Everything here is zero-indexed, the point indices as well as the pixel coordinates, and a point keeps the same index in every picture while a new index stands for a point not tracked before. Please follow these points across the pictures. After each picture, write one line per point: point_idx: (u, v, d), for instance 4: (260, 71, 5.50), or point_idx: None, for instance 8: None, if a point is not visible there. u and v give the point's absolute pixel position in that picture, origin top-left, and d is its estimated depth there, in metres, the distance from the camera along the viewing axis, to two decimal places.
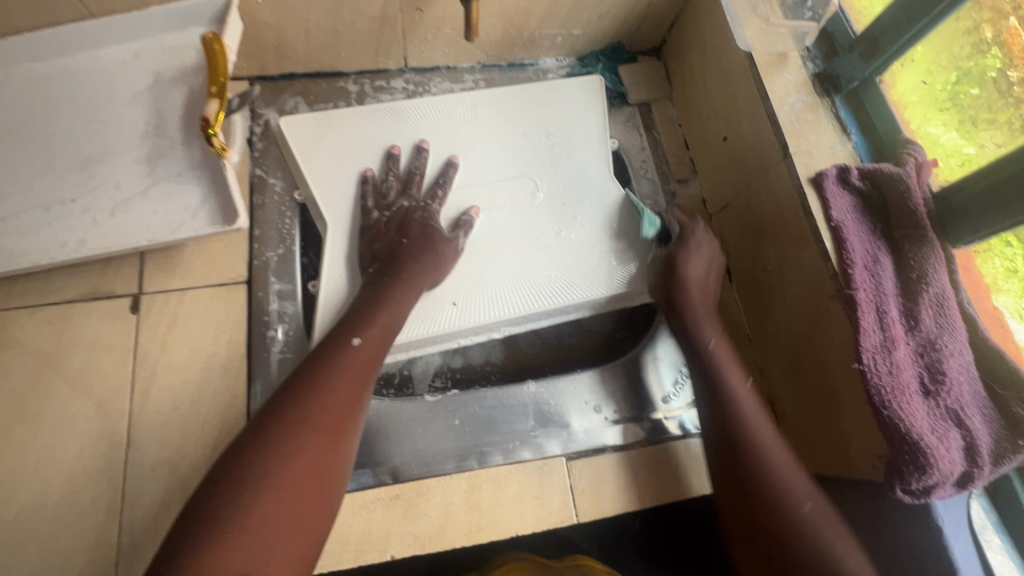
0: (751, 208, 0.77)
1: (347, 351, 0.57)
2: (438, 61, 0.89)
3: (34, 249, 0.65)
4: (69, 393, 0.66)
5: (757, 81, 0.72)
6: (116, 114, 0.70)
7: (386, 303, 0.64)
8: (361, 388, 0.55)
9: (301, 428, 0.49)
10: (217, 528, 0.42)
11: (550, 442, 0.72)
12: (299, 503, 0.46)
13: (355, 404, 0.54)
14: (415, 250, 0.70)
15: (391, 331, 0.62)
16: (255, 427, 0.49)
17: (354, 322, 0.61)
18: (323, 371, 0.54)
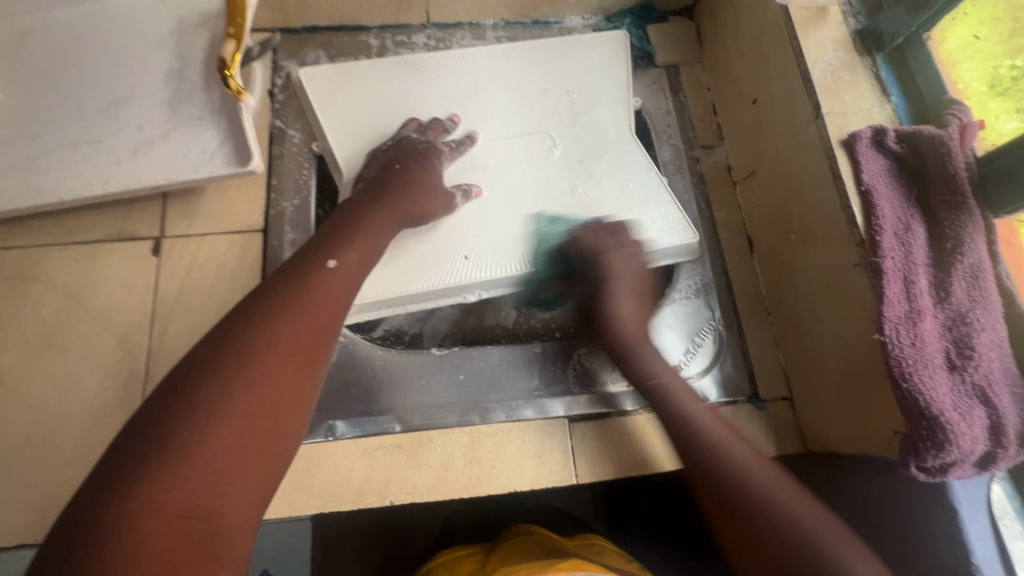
0: (777, 173, 0.73)
1: (317, 275, 0.56)
2: (461, 16, 0.87)
3: (63, 186, 0.67)
4: (92, 328, 0.69)
5: (791, 36, 0.68)
6: (141, 58, 0.71)
7: (362, 230, 0.63)
8: (332, 316, 0.55)
9: (267, 355, 0.49)
10: (173, 448, 0.43)
11: (552, 402, 0.71)
12: (259, 432, 0.46)
13: (325, 332, 0.53)
14: (405, 186, 0.69)
15: (368, 261, 0.61)
16: (210, 348, 0.48)
17: (326, 244, 0.59)
18: (295, 296, 0.53)
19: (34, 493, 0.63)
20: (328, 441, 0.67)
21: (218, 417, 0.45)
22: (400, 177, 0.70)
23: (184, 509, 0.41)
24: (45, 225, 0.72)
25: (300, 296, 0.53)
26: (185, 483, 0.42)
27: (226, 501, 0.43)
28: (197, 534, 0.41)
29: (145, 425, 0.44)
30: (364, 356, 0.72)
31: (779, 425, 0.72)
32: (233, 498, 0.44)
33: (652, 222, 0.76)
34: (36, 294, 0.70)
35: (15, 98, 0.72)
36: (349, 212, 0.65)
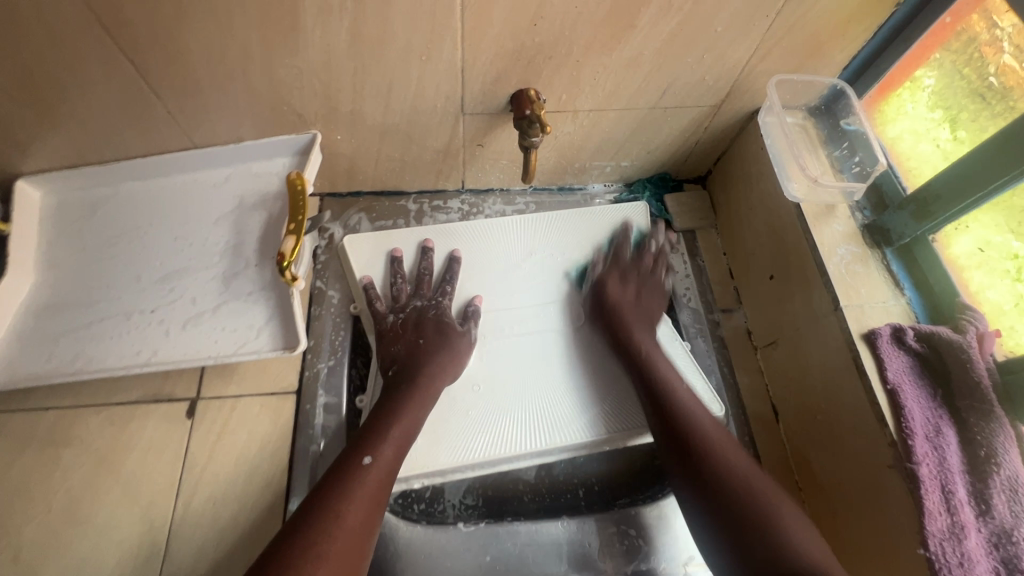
0: (799, 351, 0.76)
1: (356, 476, 0.60)
2: (494, 184, 0.94)
3: (112, 355, 0.70)
4: (119, 497, 0.69)
5: (804, 229, 0.74)
6: (201, 233, 0.77)
7: (395, 420, 0.67)
8: (375, 511, 0.59)
9: (318, 562, 0.52)
10: None
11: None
12: None
13: (368, 529, 0.58)
14: (420, 352, 0.74)
15: (403, 449, 0.66)
16: (267, 559, 0.53)
17: (364, 436, 0.65)
18: (343, 493, 0.58)
19: None
20: None
21: None
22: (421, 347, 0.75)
23: None
24: (85, 387, 0.74)
25: (344, 500, 0.58)
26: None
27: None
28: None
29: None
30: (389, 531, 0.71)
31: None
32: None
33: None
34: (68, 460, 0.70)
35: (80, 265, 0.77)
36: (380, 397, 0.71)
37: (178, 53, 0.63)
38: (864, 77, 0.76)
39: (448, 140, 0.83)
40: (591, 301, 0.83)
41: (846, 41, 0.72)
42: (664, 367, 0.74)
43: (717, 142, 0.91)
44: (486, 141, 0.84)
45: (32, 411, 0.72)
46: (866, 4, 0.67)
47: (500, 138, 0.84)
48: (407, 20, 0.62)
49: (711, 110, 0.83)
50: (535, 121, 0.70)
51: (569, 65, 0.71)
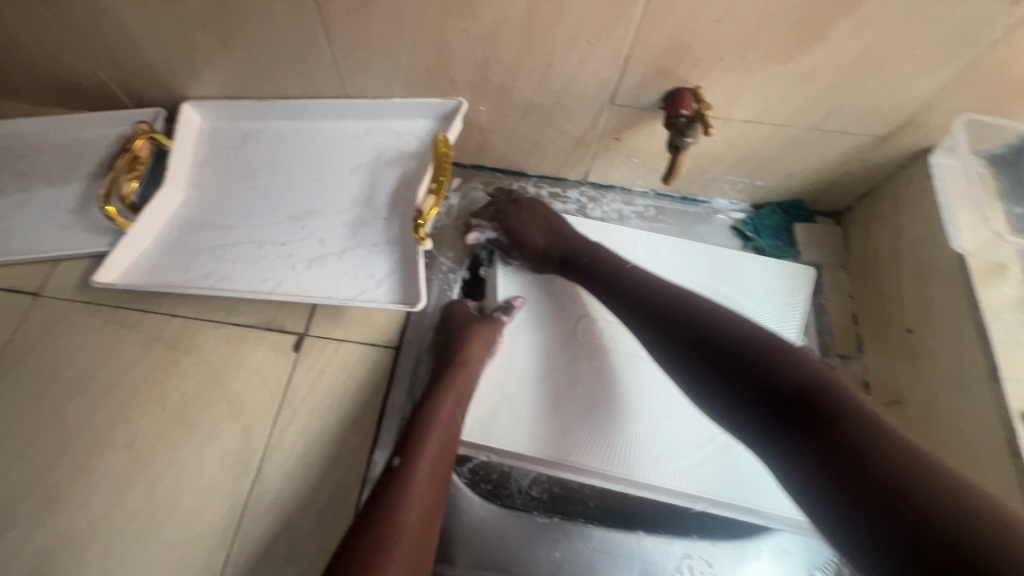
0: (932, 416, 0.69)
1: (405, 482, 0.56)
2: (616, 181, 0.92)
3: (241, 278, 0.74)
4: (222, 412, 0.72)
5: (967, 286, 0.67)
6: (337, 179, 0.80)
7: (438, 426, 0.61)
8: (430, 508, 0.56)
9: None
10: None
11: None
12: None
13: (427, 529, 0.54)
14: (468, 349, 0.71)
15: (446, 454, 0.61)
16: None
17: (402, 440, 0.60)
18: (383, 502, 0.54)
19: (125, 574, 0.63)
20: None
21: None
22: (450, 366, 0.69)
23: None
24: (210, 302, 0.79)
25: (390, 507, 0.53)
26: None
27: None
28: None
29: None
30: (463, 502, 0.70)
31: None
32: None
33: None
34: (185, 365, 0.75)
35: (224, 190, 0.82)
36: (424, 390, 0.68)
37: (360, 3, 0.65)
38: None
39: (587, 129, 0.81)
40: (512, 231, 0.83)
41: None
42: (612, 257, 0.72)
43: (868, 177, 0.84)
44: (624, 135, 0.81)
45: (161, 315, 0.77)
46: None
47: (640, 135, 0.81)
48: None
49: (874, 141, 0.76)
50: (697, 121, 0.67)
51: (738, 69, 0.68)
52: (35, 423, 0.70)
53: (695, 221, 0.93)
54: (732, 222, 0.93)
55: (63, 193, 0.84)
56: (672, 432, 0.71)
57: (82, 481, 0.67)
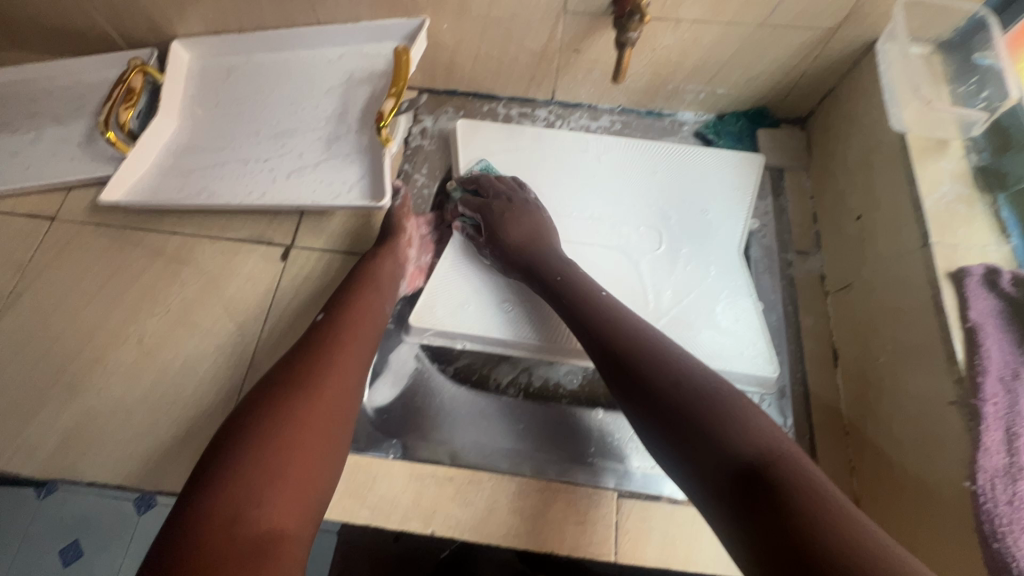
0: (874, 291, 0.72)
1: (331, 337, 0.65)
2: (582, 99, 0.96)
3: (229, 192, 0.81)
4: (218, 312, 0.80)
5: (906, 163, 0.69)
6: (313, 100, 0.86)
7: (364, 299, 0.70)
8: (353, 350, 0.65)
9: (290, 390, 0.58)
10: (219, 479, 0.50)
11: (592, 470, 0.72)
12: (302, 453, 0.54)
13: (350, 365, 0.64)
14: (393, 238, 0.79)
15: (371, 311, 0.70)
16: (249, 400, 0.58)
17: (328, 303, 0.70)
18: (308, 343, 0.64)
19: (139, 446, 0.72)
20: (389, 458, 0.71)
21: (256, 447, 0.52)
22: (376, 253, 0.77)
23: (255, 532, 0.48)
24: (205, 220, 0.86)
25: (314, 347, 0.63)
26: (245, 519, 0.48)
27: (261, 508, 0.49)
28: (240, 536, 0.47)
29: (188, 503, 0.49)
30: (433, 385, 0.77)
31: None
32: (267, 507, 0.49)
33: (730, 332, 0.73)
34: (185, 275, 0.83)
35: (213, 118, 0.89)
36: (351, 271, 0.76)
37: None
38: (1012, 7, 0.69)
39: (546, 42, 0.85)
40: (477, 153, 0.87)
41: None
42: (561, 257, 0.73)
43: (825, 77, 0.86)
44: (582, 47, 0.85)
45: (162, 233, 0.85)
46: None
47: (597, 46, 0.84)
48: None
49: (824, 35, 0.78)
50: (636, 14, 0.71)
51: None
52: (56, 325, 0.79)
53: (661, 133, 0.96)
54: (697, 133, 0.96)
55: (71, 130, 0.92)
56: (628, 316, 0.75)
57: (99, 372, 0.76)
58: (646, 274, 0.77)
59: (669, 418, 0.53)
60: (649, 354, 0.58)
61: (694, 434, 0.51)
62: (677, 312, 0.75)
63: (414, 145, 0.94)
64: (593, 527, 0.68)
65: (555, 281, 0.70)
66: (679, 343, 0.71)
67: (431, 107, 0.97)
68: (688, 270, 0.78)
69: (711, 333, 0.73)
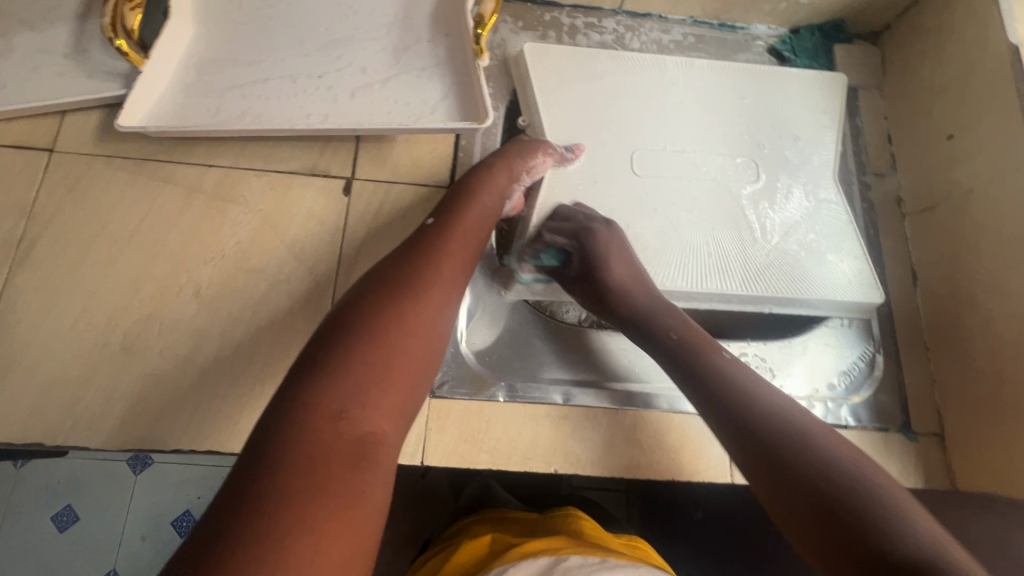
0: (968, 212, 0.73)
1: (439, 238, 0.59)
2: (654, 8, 0.87)
3: (280, 114, 0.69)
4: (282, 256, 0.71)
5: (1017, 81, 0.69)
6: (365, 3, 0.73)
7: (471, 203, 0.64)
8: (460, 262, 0.59)
9: (402, 291, 0.52)
10: (327, 370, 0.45)
11: (666, 396, 0.71)
12: (407, 362, 0.49)
13: (458, 276, 0.57)
14: (512, 155, 0.70)
15: (477, 224, 0.63)
16: (361, 290, 0.53)
17: (439, 208, 0.64)
18: (416, 244, 0.58)
19: (221, 406, 0.65)
20: (499, 401, 0.68)
21: (365, 343, 0.47)
22: (489, 163, 0.69)
23: (357, 435, 0.43)
24: (246, 150, 0.74)
25: (421, 250, 0.57)
26: (352, 416, 0.44)
27: (367, 411, 0.45)
28: (345, 436, 0.43)
29: (295, 385, 0.45)
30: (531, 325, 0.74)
31: (929, 458, 0.73)
32: (371, 410, 0.45)
33: (824, 268, 0.75)
34: (234, 215, 0.72)
35: (237, 24, 0.74)
36: (463, 180, 0.68)
37: None
38: None
39: None
40: (555, 74, 0.79)
41: None
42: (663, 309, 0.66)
43: None
44: None
45: (196, 166, 0.73)
46: None
47: None
48: None
49: None
50: None
51: None
52: (89, 278, 0.67)
53: (734, 48, 0.90)
54: (770, 48, 0.91)
55: (51, 38, 0.74)
56: (730, 250, 0.74)
57: (155, 330, 0.66)
58: (744, 211, 0.76)
59: (801, 487, 0.48)
60: (784, 432, 0.52)
61: (831, 508, 0.46)
62: (776, 248, 0.75)
63: None
64: (710, 453, 0.69)
65: (674, 345, 0.63)
66: (785, 283, 0.73)
67: None
68: (790, 204, 0.77)
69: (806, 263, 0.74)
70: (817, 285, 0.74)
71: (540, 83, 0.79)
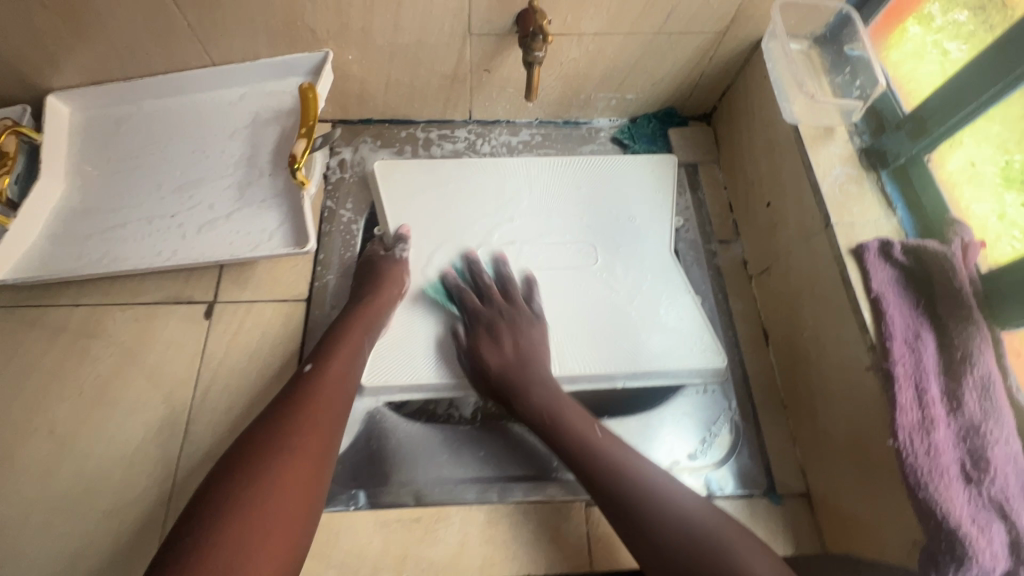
0: (791, 272, 0.77)
1: (314, 387, 0.63)
2: (500, 115, 0.97)
3: (135, 255, 0.75)
4: (141, 385, 0.74)
5: (801, 152, 0.75)
6: (217, 146, 0.81)
7: (346, 345, 0.69)
8: (336, 408, 0.62)
9: (274, 454, 0.54)
10: (193, 560, 0.46)
11: (571, 484, 0.72)
12: (285, 529, 0.50)
13: (335, 424, 0.61)
14: (383, 287, 0.76)
15: (353, 364, 0.67)
16: (230, 457, 0.54)
17: (314, 352, 0.67)
18: (291, 397, 0.61)
19: (67, 545, 0.66)
20: (350, 510, 0.69)
21: (238, 521, 0.49)
22: (364, 298, 0.75)
23: None
24: (112, 287, 0.79)
25: (296, 404, 0.60)
26: None
27: None
28: None
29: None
30: (389, 425, 0.75)
31: (797, 523, 0.72)
32: None
33: (666, 340, 0.78)
34: (96, 350, 0.76)
35: (106, 176, 0.82)
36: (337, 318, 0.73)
37: None
38: (871, 2, 0.76)
39: (456, 64, 0.85)
40: (403, 187, 0.87)
41: None
42: (546, 392, 0.70)
43: (721, 75, 0.91)
44: (493, 67, 0.86)
45: (63, 308, 0.78)
46: None
47: (507, 64, 0.85)
48: None
49: (715, 38, 0.83)
50: (539, 34, 0.71)
51: None
52: None
53: (580, 141, 0.99)
54: (613, 137, 0.99)
55: None
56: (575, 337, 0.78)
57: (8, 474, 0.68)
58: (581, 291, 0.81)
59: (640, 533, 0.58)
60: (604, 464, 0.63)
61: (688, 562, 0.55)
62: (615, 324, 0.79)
63: (334, 181, 0.91)
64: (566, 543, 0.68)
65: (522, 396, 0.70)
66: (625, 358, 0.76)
67: (342, 139, 0.94)
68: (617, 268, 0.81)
69: (647, 336, 0.78)
70: (659, 356, 0.77)
71: (388, 197, 0.86)
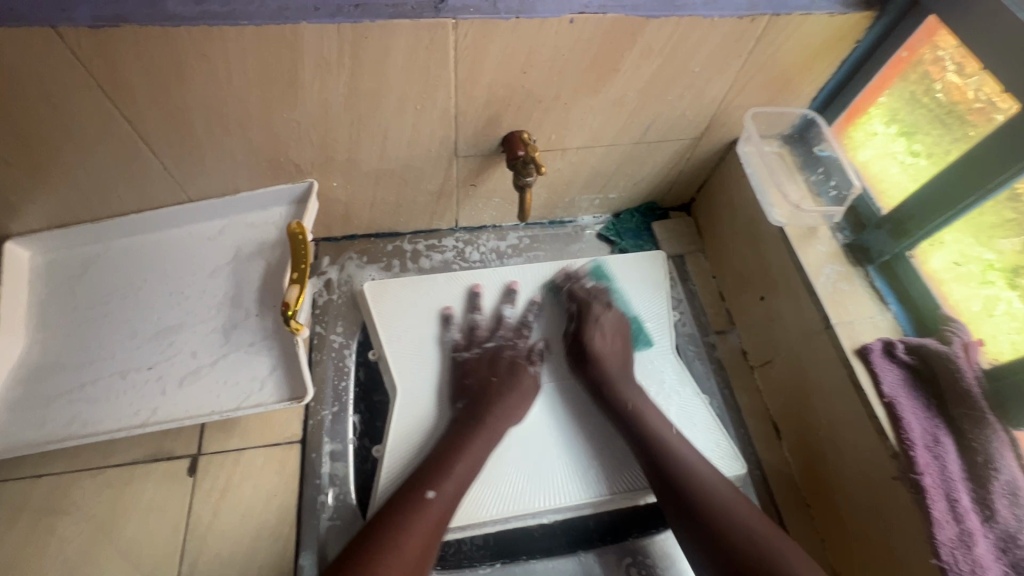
0: (796, 368, 0.78)
1: (418, 514, 0.63)
2: (486, 221, 0.96)
3: (109, 417, 0.69)
4: (118, 565, 0.66)
5: (790, 251, 0.77)
6: (197, 287, 0.78)
7: (458, 467, 0.68)
8: (433, 542, 0.62)
9: None
10: None
11: None
12: None
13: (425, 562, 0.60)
14: (512, 399, 0.76)
15: (461, 492, 0.67)
16: None
17: (431, 473, 0.67)
18: (402, 523, 0.61)
19: None
20: None
21: None
22: (493, 412, 0.74)
23: None
24: (80, 450, 0.72)
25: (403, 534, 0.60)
26: None
27: None
28: None
29: None
30: None
31: None
32: None
33: None
34: (63, 528, 0.67)
35: (71, 325, 0.76)
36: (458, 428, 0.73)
37: (178, 108, 0.64)
38: (832, 106, 0.81)
39: (442, 182, 0.84)
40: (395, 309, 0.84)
41: (814, 76, 0.76)
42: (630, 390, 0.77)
43: (699, 172, 0.94)
44: (479, 181, 0.86)
45: (24, 481, 0.69)
46: (829, 44, 0.71)
47: (493, 178, 0.86)
48: (402, 74, 0.65)
49: (692, 142, 0.86)
50: (529, 162, 0.74)
51: (557, 107, 0.74)
52: None
53: (567, 241, 1.00)
54: (599, 233, 1.01)
55: None
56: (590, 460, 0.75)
57: None
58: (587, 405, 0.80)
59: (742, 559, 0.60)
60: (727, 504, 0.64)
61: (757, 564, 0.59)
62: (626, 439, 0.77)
63: (320, 305, 0.87)
64: None
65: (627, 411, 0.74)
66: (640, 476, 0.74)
67: (325, 260, 0.91)
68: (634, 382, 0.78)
69: None
70: None
71: (382, 320, 0.83)
